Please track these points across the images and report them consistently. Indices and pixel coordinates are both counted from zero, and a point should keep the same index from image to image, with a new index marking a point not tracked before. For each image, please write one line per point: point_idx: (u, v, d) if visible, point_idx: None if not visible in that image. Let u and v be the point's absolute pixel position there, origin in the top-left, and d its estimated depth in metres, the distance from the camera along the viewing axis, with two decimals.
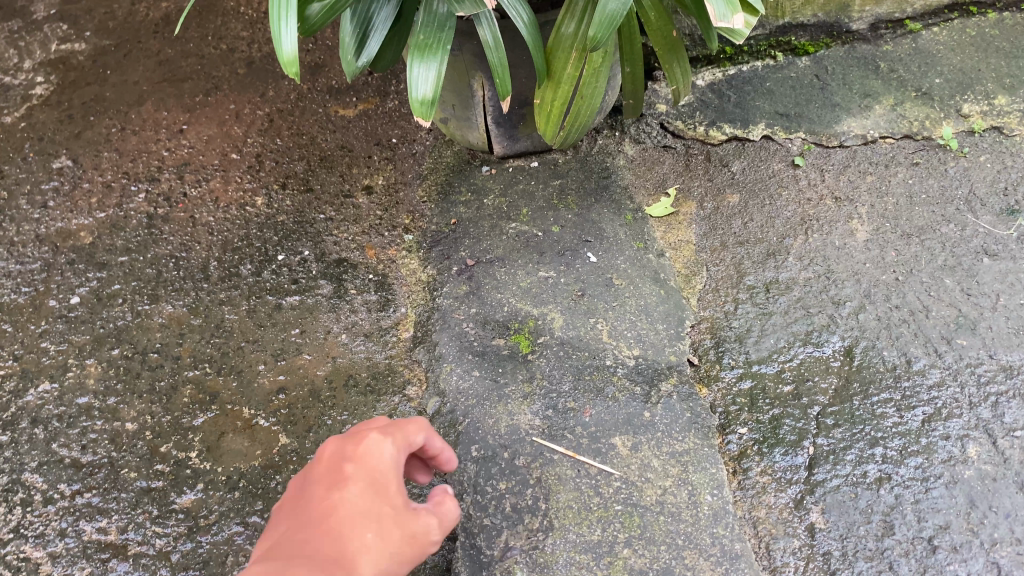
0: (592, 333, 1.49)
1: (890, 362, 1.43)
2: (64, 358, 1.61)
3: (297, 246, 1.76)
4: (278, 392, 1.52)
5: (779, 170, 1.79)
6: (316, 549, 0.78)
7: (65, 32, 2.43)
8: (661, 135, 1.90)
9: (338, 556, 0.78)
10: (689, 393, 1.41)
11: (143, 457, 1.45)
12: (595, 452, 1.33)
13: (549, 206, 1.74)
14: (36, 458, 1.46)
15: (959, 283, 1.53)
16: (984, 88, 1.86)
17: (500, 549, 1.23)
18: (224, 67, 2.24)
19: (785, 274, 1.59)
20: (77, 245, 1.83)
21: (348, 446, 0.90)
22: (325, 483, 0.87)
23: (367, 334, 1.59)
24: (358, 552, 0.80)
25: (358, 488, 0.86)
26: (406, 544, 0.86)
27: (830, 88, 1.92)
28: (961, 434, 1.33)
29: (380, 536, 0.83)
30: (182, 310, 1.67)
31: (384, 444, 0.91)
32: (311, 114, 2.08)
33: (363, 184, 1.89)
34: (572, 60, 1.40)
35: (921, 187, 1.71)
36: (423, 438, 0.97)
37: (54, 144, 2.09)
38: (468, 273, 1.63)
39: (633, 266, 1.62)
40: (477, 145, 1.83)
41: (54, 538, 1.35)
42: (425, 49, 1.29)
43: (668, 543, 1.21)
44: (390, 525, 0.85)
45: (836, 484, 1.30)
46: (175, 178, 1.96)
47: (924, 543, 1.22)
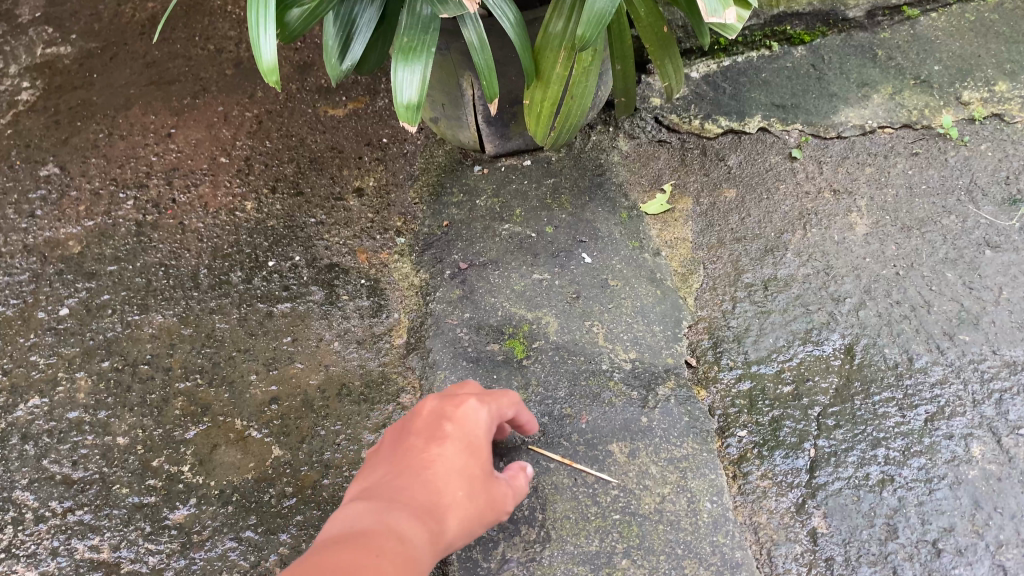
0: (588, 337, 1.47)
1: (892, 359, 1.40)
2: (54, 372, 1.59)
3: (288, 252, 1.74)
4: (270, 403, 1.50)
5: (776, 163, 1.76)
6: (410, 502, 0.95)
7: (50, 35, 2.39)
8: (656, 129, 1.86)
9: (428, 514, 0.95)
10: (687, 397, 1.39)
11: (135, 472, 1.43)
12: (592, 460, 1.31)
13: (542, 206, 1.71)
14: (27, 475, 1.45)
15: (961, 276, 1.50)
16: (984, 74, 1.83)
17: (497, 561, 1.21)
18: (211, 68, 2.21)
19: (783, 270, 1.56)
20: (66, 254, 1.81)
21: (450, 407, 1.09)
22: (426, 436, 1.05)
23: (359, 341, 1.57)
24: (446, 507, 0.98)
25: (455, 448, 1.04)
26: (485, 507, 1.04)
27: (827, 78, 1.88)
28: (964, 433, 1.31)
29: (466, 499, 1.01)
30: (173, 320, 1.65)
31: (478, 413, 1.09)
32: (301, 114, 2.05)
33: (354, 186, 1.86)
34: (561, 60, 1.37)
35: (921, 178, 1.68)
36: (510, 407, 1.15)
37: (41, 151, 2.06)
38: (461, 277, 1.61)
39: (628, 266, 1.59)
40: (469, 144, 1.80)
41: (46, 557, 1.34)
42: (409, 52, 1.26)
43: (668, 553, 1.20)
44: (477, 488, 1.03)
45: (838, 487, 1.27)
46: (164, 184, 1.94)
47: (929, 547, 1.19)
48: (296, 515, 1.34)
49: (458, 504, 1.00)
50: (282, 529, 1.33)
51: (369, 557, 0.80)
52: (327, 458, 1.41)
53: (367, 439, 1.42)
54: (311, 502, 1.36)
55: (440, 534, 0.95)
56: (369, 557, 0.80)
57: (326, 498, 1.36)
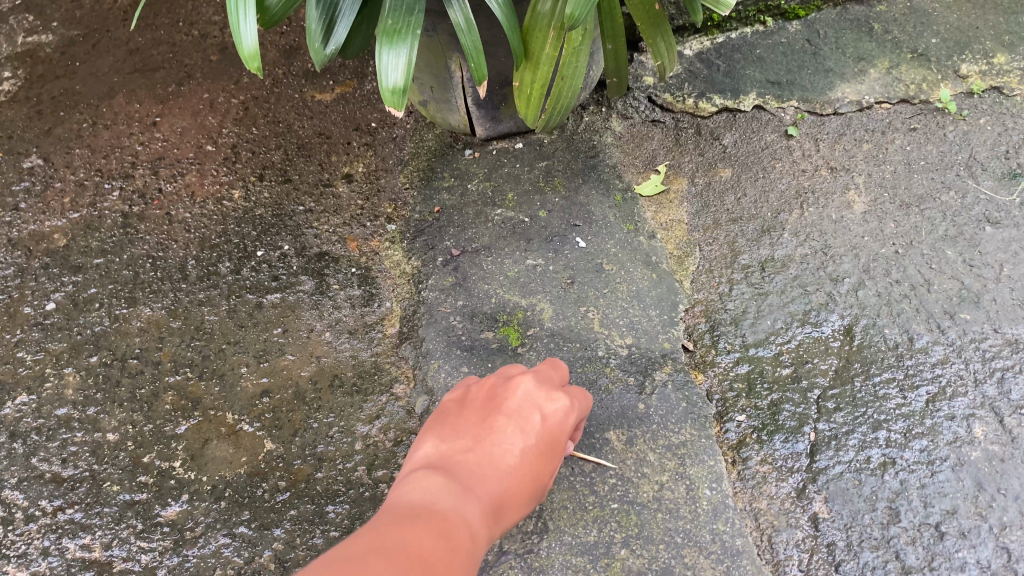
0: (583, 323, 1.45)
1: (892, 340, 1.38)
2: (42, 368, 1.57)
3: (277, 241, 1.71)
4: (262, 396, 1.48)
5: (772, 142, 1.73)
6: (483, 490, 0.94)
7: (31, 23, 2.35)
8: (649, 109, 1.83)
9: (494, 509, 0.94)
10: (684, 382, 1.37)
11: (125, 469, 1.41)
12: (589, 448, 1.29)
13: (535, 189, 1.68)
14: (15, 474, 1.42)
15: (961, 254, 1.48)
16: (982, 47, 1.80)
17: (494, 554, 1.19)
18: (196, 54, 2.17)
19: (780, 251, 1.53)
20: (51, 248, 1.77)
21: (545, 399, 1.07)
22: (514, 420, 1.04)
23: (351, 331, 1.54)
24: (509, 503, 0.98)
25: (535, 445, 1.03)
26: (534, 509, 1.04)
27: (823, 54, 1.85)
28: (966, 413, 1.29)
29: (526, 500, 1.01)
30: (161, 312, 1.62)
31: (570, 416, 1.07)
32: (288, 100, 2.01)
33: (343, 172, 1.83)
34: (551, 40, 1.33)
35: (919, 153, 1.65)
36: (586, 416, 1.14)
37: (24, 142, 2.03)
38: (454, 264, 1.58)
39: (623, 250, 1.56)
40: (459, 128, 1.77)
41: (37, 557, 1.31)
42: (394, 35, 1.22)
43: (667, 542, 1.18)
44: (538, 486, 1.04)
45: (839, 471, 1.25)
46: (150, 173, 1.90)
47: (931, 530, 1.18)
48: (290, 509, 1.32)
49: (519, 504, 0.99)
50: (276, 524, 1.31)
51: (452, 550, 0.79)
52: (320, 451, 1.39)
53: (360, 430, 1.40)
54: (305, 496, 1.34)
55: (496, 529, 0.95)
56: (450, 548, 0.79)
57: (320, 491, 1.34)
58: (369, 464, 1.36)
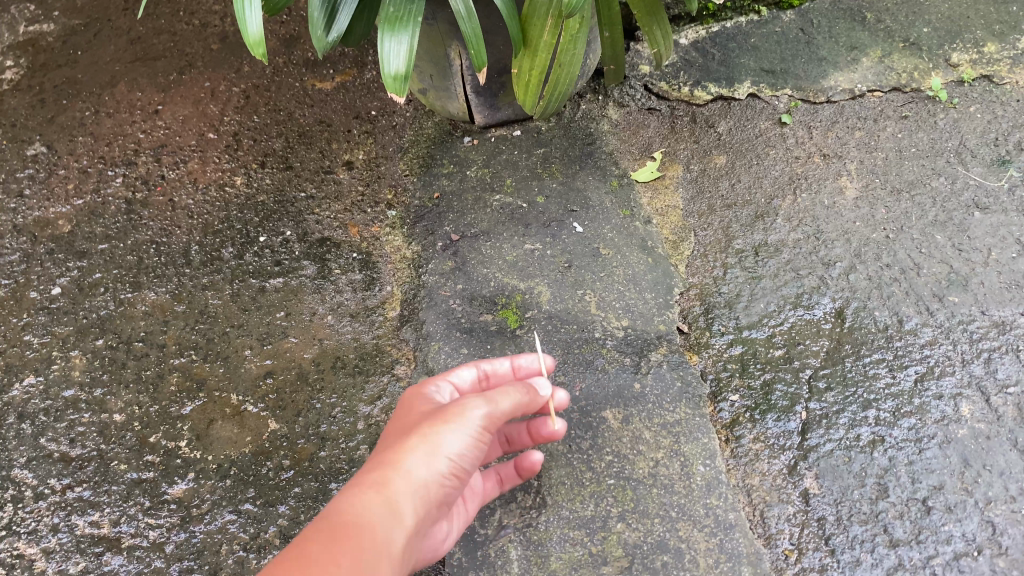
0: (580, 306, 1.48)
1: (882, 322, 1.41)
2: (49, 351, 1.60)
3: (279, 226, 1.74)
4: (265, 377, 1.51)
5: (766, 129, 1.75)
6: (350, 486, 0.90)
7: (33, 13, 2.36)
8: (645, 97, 1.86)
9: (369, 485, 0.89)
10: (679, 362, 1.40)
11: (132, 448, 1.44)
12: (586, 427, 1.32)
13: (533, 175, 1.71)
14: (24, 453, 1.45)
15: (950, 239, 1.51)
16: (972, 36, 1.83)
17: (494, 528, 1.23)
18: (197, 43, 2.18)
19: (773, 236, 1.56)
20: (56, 234, 1.80)
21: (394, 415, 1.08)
22: (391, 426, 1.04)
23: (353, 314, 1.58)
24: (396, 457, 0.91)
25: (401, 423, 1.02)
26: (450, 420, 0.93)
27: (816, 42, 1.87)
28: (954, 393, 1.32)
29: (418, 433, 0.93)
30: (166, 297, 1.65)
31: (408, 402, 1.07)
32: (288, 89, 2.04)
33: (344, 160, 1.85)
34: (548, 28, 1.36)
35: (910, 140, 1.68)
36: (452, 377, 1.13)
37: (27, 130, 2.05)
38: (453, 248, 1.61)
39: (619, 234, 1.60)
40: (458, 115, 1.80)
41: (47, 534, 1.35)
42: (396, 22, 1.25)
43: (662, 516, 1.22)
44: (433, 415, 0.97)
45: (829, 449, 1.28)
46: (153, 161, 1.92)
47: (919, 505, 1.21)
48: (294, 486, 1.36)
49: (409, 444, 0.92)
50: (281, 501, 1.34)
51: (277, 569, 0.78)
52: (323, 431, 1.42)
53: (362, 411, 1.44)
54: (309, 474, 1.37)
55: (391, 485, 0.89)
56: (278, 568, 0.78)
57: (323, 469, 1.37)
58: (371, 443, 1.39)
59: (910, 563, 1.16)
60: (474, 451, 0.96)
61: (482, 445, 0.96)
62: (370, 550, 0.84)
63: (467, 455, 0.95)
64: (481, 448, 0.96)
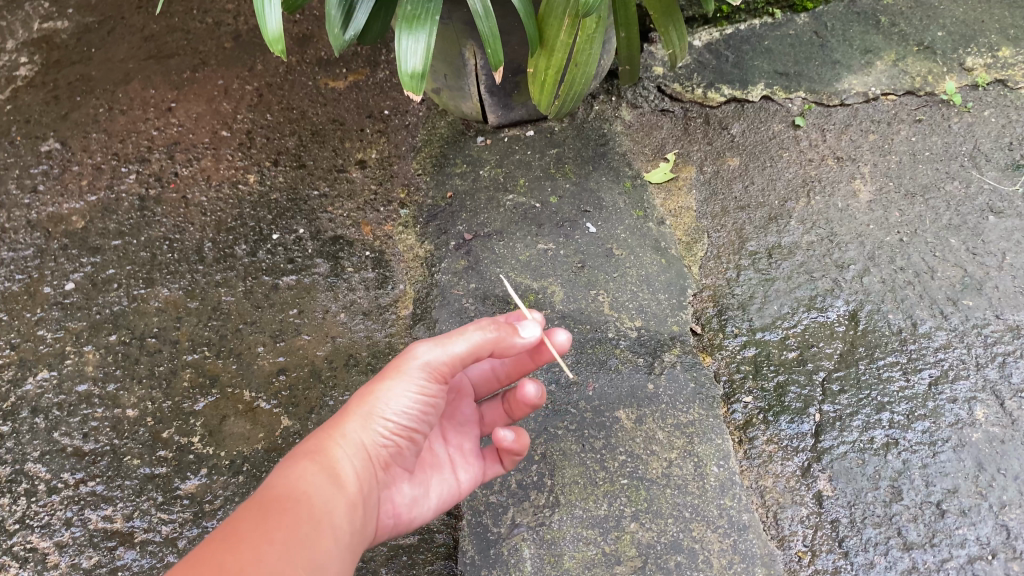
0: (594, 306, 1.48)
1: (896, 325, 1.41)
2: (62, 346, 1.60)
3: (291, 224, 1.74)
4: (278, 373, 1.51)
5: (779, 132, 1.75)
6: (288, 460, 0.95)
7: (47, 10, 2.37)
8: (659, 99, 1.86)
9: (306, 456, 0.94)
10: (692, 363, 1.40)
11: (145, 443, 1.45)
12: (599, 427, 1.32)
13: (546, 175, 1.71)
14: (38, 448, 1.47)
15: (965, 243, 1.50)
16: (987, 41, 1.82)
17: (506, 526, 1.23)
18: (210, 41, 2.18)
19: (787, 238, 1.56)
20: (70, 229, 1.81)
21: None
22: None
23: (365, 312, 1.58)
24: (335, 427, 0.97)
25: None
26: (390, 376, 0.96)
27: (830, 46, 1.87)
28: (968, 396, 1.31)
29: (358, 398, 0.97)
30: (178, 293, 1.65)
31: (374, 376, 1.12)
32: (301, 87, 2.04)
33: (356, 159, 1.85)
34: (565, 27, 1.36)
35: (924, 144, 1.68)
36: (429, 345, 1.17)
37: (42, 126, 2.05)
38: (466, 248, 1.61)
39: (633, 235, 1.60)
40: (471, 115, 1.80)
41: (60, 528, 1.37)
42: (414, 21, 1.25)
43: (675, 516, 1.22)
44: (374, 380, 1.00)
45: (843, 451, 1.28)
46: (166, 158, 1.93)
47: (932, 507, 1.21)
48: None
49: (348, 411, 0.96)
50: None
51: (212, 547, 0.81)
52: None
53: None
54: None
55: (328, 453, 0.94)
56: (212, 546, 0.81)
57: None
58: None
59: (924, 566, 1.16)
60: (421, 404, 0.98)
61: (433, 395, 0.98)
62: (307, 518, 0.87)
63: (412, 410, 0.97)
64: (431, 398, 0.99)
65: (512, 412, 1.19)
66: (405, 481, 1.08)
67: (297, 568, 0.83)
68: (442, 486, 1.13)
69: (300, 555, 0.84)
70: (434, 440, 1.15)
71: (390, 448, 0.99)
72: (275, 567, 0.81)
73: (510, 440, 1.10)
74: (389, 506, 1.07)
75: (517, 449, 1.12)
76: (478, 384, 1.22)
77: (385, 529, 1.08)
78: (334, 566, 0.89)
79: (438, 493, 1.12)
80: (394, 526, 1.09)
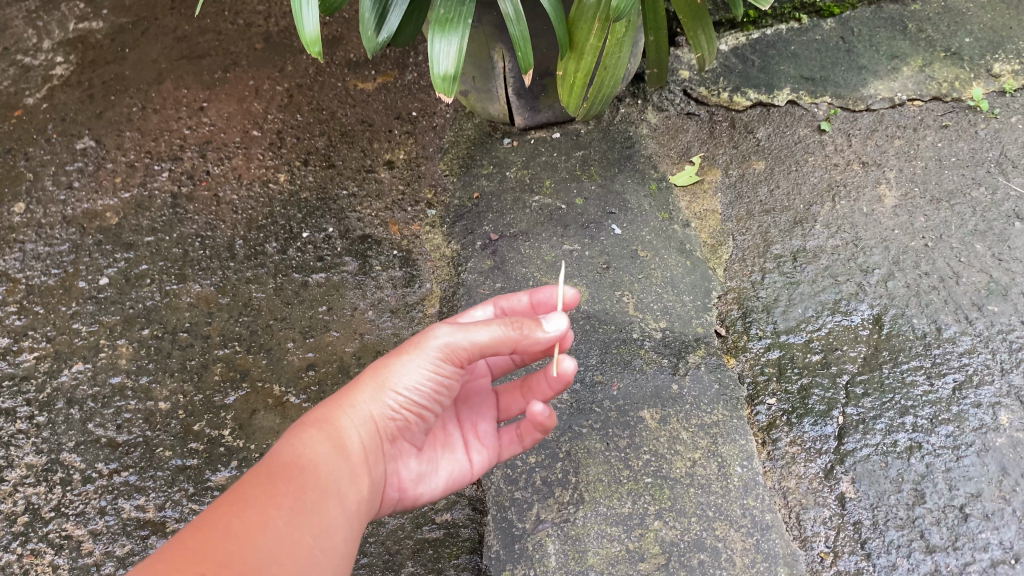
0: (618, 307, 1.50)
1: (920, 329, 1.41)
2: (97, 339, 1.64)
3: (321, 223, 1.77)
4: (307, 369, 1.54)
5: (805, 136, 1.76)
6: (296, 428, 0.97)
7: (82, 10, 2.41)
8: (685, 102, 1.87)
9: (315, 425, 0.96)
10: (716, 364, 1.42)
11: (177, 435, 1.49)
12: (624, 426, 1.34)
13: (572, 177, 1.73)
14: (73, 438, 1.51)
15: (990, 248, 1.51)
16: (1015, 47, 1.82)
17: (531, 522, 1.26)
18: (242, 42, 2.22)
19: (812, 242, 1.57)
20: (104, 225, 1.84)
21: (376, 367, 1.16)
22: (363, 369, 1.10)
23: (393, 310, 1.61)
24: (345, 398, 0.98)
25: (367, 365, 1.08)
26: (406, 352, 0.98)
27: (857, 51, 1.88)
28: (992, 401, 1.32)
29: (371, 371, 0.99)
30: (210, 289, 1.69)
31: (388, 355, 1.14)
32: (331, 88, 2.06)
33: (385, 159, 1.88)
34: (595, 30, 1.38)
35: (950, 149, 1.68)
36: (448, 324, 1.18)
37: (77, 124, 2.10)
38: (492, 248, 1.63)
39: (658, 237, 1.61)
40: (498, 117, 1.82)
41: (94, 516, 1.40)
42: (446, 24, 1.28)
43: (699, 515, 1.23)
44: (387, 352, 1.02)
45: (866, 453, 1.29)
46: (197, 156, 1.96)
47: (956, 511, 1.21)
48: None
49: (360, 383, 0.98)
50: None
51: (219, 512, 0.83)
52: None
53: None
54: None
55: (336, 423, 0.96)
56: (219, 511, 0.84)
57: None
58: None
59: (946, 569, 1.16)
60: (434, 383, 1.00)
61: (446, 374, 1.00)
62: (312, 486, 0.89)
63: (424, 387, 0.99)
64: (445, 377, 1.00)
65: (531, 392, 1.18)
66: (411, 458, 1.10)
67: (303, 534, 0.85)
68: (451, 466, 1.15)
69: (306, 522, 0.86)
70: (449, 421, 1.17)
71: (399, 422, 1.01)
72: (282, 533, 0.83)
73: (543, 415, 1.10)
74: (396, 480, 1.08)
75: (545, 425, 1.12)
76: (496, 369, 1.23)
77: (390, 503, 1.09)
78: (340, 534, 0.91)
79: (447, 472, 1.14)
80: (400, 501, 1.11)
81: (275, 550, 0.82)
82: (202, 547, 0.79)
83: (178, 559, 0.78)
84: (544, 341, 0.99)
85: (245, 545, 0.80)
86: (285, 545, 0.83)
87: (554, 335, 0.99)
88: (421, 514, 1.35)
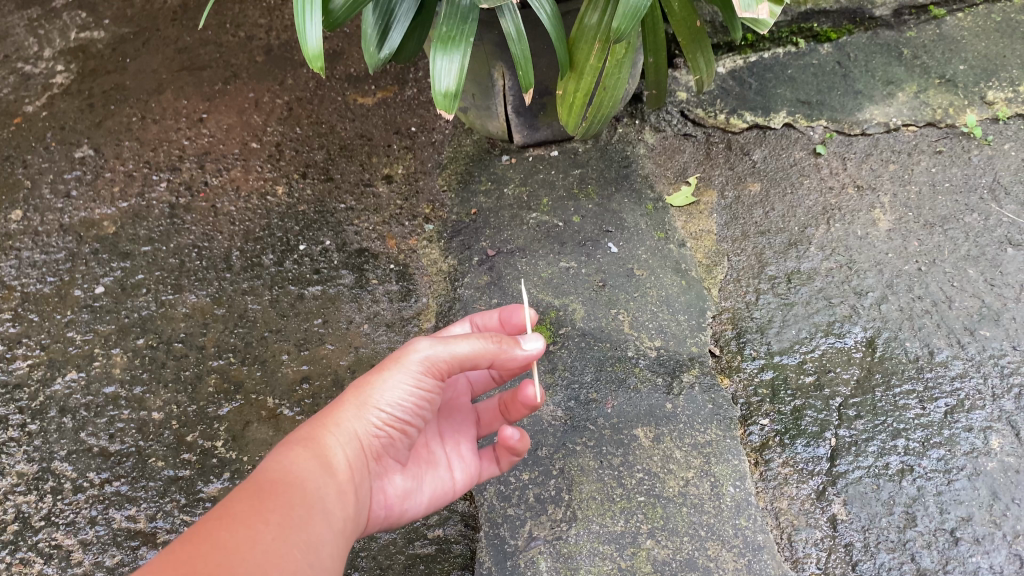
0: (614, 324, 1.51)
1: (913, 353, 1.42)
2: (91, 348, 1.64)
3: (318, 236, 1.78)
4: (302, 381, 1.54)
5: (800, 159, 1.78)
6: (283, 446, 0.97)
7: (84, 20, 2.42)
8: (681, 123, 1.89)
9: (300, 443, 0.96)
10: (710, 384, 1.42)
11: (170, 446, 1.48)
12: (617, 444, 1.34)
13: (569, 195, 1.74)
14: (65, 446, 1.50)
15: (983, 273, 1.52)
16: (1009, 75, 1.84)
17: (523, 539, 1.26)
18: (243, 55, 2.23)
19: (806, 263, 1.58)
20: (101, 235, 1.85)
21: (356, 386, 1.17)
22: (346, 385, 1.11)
23: (388, 324, 1.61)
24: (331, 417, 0.99)
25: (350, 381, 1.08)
26: (388, 368, 0.99)
27: (853, 76, 1.90)
28: (983, 425, 1.32)
29: (354, 389, 1.00)
30: (206, 300, 1.69)
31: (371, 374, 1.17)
32: (330, 102, 2.08)
33: (383, 173, 1.89)
34: (596, 51, 1.40)
35: (944, 175, 1.69)
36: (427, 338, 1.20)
37: (76, 133, 2.10)
38: (489, 264, 1.64)
39: (654, 256, 1.62)
40: (497, 134, 1.83)
41: (85, 526, 1.40)
42: (448, 41, 1.29)
43: (691, 535, 1.23)
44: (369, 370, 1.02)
45: (858, 476, 1.29)
46: (196, 167, 1.97)
47: (946, 535, 1.21)
48: None
49: (343, 402, 0.99)
50: None
51: (209, 524, 0.83)
52: None
53: None
54: None
55: (321, 441, 0.96)
56: (207, 525, 0.83)
57: None
58: None
59: None
60: (416, 398, 1.01)
61: (427, 389, 1.01)
62: (300, 502, 0.89)
63: (407, 403, 1.00)
64: (426, 392, 1.01)
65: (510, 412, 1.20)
66: (392, 476, 1.10)
67: (291, 548, 0.85)
68: (435, 483, 1.14)
69: (293, 537, 0.86)
70: (433, 438, 1.17)
71: (383, 439, 1.01)
72: (269, 547, 0.83)
73: (514, 438, 1.11)
74: (382, 497, 1.08)
75: (519, 448, 1.13)
76: (476, 386, 1.25)
77: (377, 521, 1.09)
78: (327, 550, 0.91)
79: (432, 489, 1.14)
80: (386, 518, 1.10)
81: (264, 562, 0.82)
82: (192, 558, 0.78)
83: (168, 567, 0.77)
84: (521, 358, 1.02)
85: (235, 556, 0.80)
86: (273, 558, 0.83)
87: (529, 354, 1.03)
88: (413, 530, 1.35)
